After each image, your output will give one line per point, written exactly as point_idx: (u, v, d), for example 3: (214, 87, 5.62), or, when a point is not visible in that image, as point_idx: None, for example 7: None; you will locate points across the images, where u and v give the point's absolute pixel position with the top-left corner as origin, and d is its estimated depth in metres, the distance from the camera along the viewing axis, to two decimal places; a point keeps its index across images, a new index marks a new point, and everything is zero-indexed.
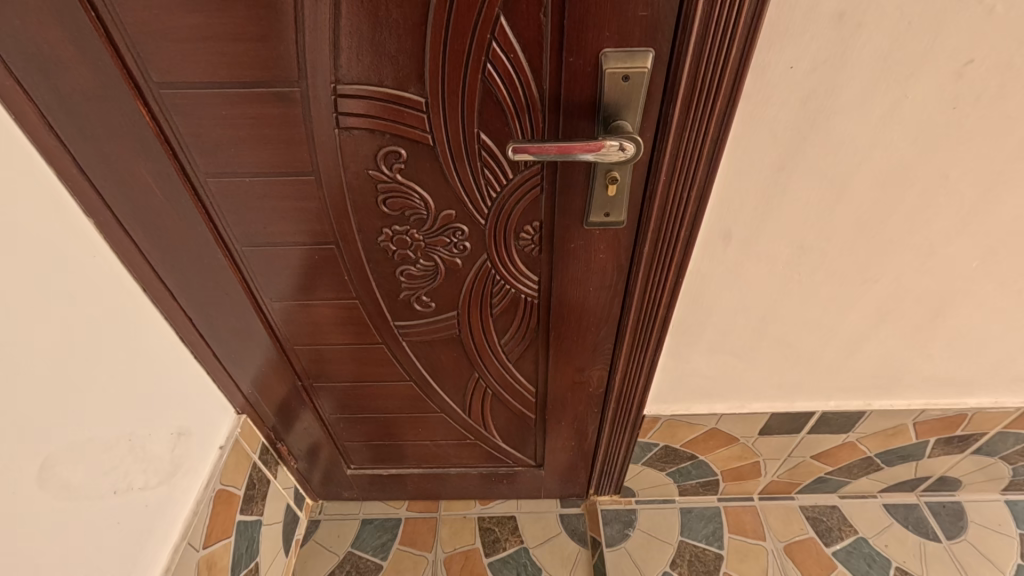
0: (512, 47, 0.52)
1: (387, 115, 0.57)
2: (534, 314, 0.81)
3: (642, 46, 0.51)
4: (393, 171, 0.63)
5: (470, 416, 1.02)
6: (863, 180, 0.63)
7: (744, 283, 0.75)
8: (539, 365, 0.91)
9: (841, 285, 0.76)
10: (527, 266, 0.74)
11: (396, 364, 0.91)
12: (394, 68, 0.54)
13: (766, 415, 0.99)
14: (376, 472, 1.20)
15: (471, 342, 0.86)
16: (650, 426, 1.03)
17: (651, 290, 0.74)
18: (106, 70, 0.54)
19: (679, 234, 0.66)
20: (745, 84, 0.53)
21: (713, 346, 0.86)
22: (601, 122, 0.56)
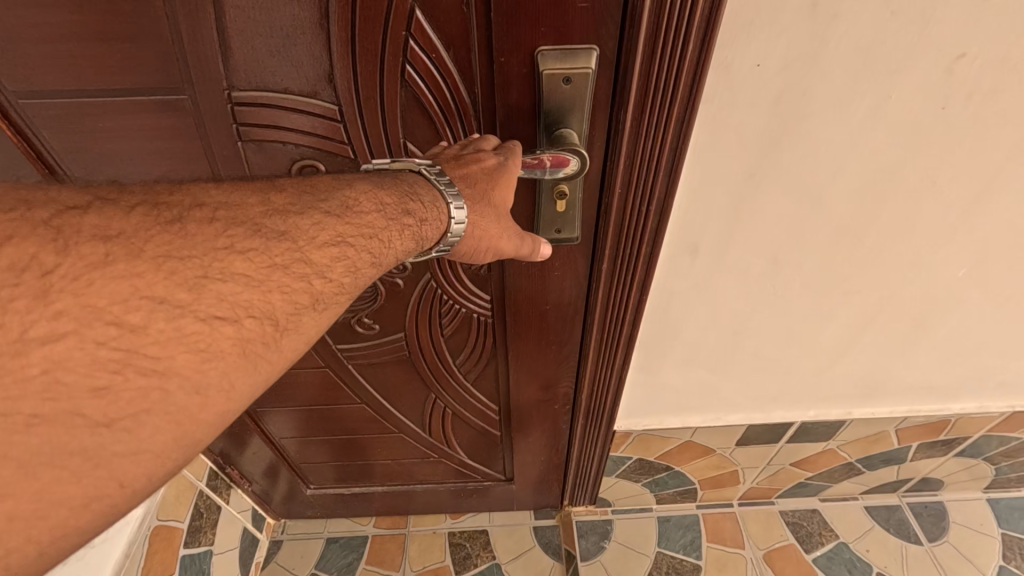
0: (434, 46, 0.45)
1: (299, 127, 0.50)
2: (488, 332, 0.75)
3: (584, 43, 0.44)
4: None
5: (431, 434, 0.97)
6: (842, 187, 0.56)
7: (714, 296, 0.69)
8: (500, 383, 0.84)
9: (819, 296, 0.70)
10: (475, 285, 0.67)
11: (347, 389, 0.86)
12: (298, 72, 0.46)
13: (742, 427, 0.94)
14: (337, 492, 1.14)
15: (424, 362, 0.80)
16: (622, 440, 0.97)
17: (613, 307, 0.68)
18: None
19: (641, 250, 0.60)
20: (705, 82, 0.46)
21: (685, 360, 0.80)
22: (543, 131, 0.49)
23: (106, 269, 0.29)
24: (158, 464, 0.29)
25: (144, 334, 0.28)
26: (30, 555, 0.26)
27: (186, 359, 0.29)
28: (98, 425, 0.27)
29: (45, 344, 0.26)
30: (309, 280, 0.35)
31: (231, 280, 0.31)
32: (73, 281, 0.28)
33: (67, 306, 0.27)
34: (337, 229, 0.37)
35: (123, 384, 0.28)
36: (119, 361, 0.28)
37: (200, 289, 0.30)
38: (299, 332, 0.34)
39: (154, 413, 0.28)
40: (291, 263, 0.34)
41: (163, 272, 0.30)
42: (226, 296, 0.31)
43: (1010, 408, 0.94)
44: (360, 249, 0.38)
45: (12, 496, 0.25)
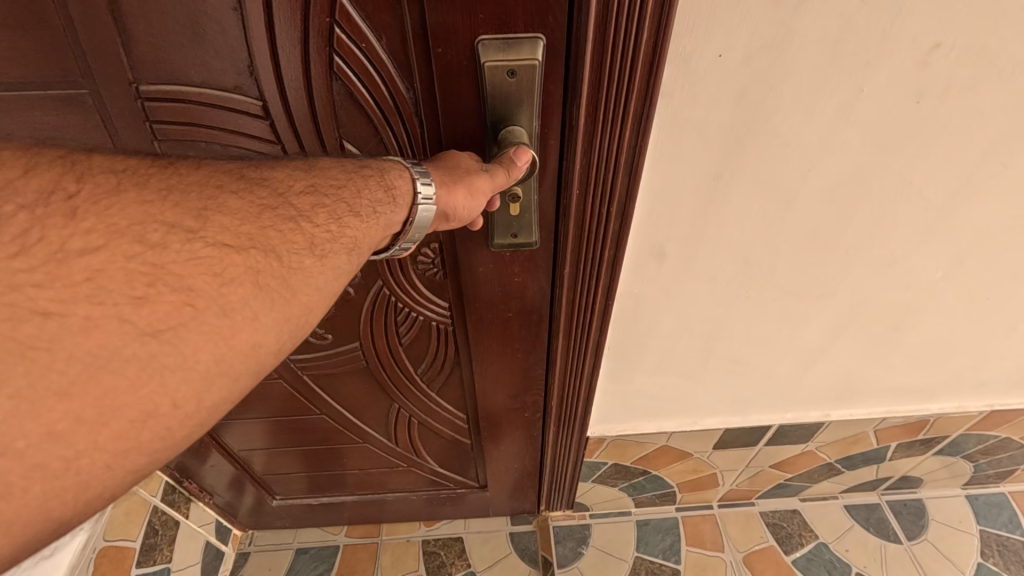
0: (364, 36, 0.42)
1: (220, 124, 0.46)
2: (449, 339, 0.71)
3: (529, 32, 0.41)
4: None
5: (398, 442, 0.94)
6: (815, 187, 0.53)
7: (685, 301, 0.66)
8: (466, 391, 0.81)
9: (793, 300, 0.67)
10: (431, 292, 0.64)
11: (305, 400, 0.82)
12: (214, 64, 0.43)
13: (719, 431, 0.91)
14: (305, 503, 1.10)
15: (384, 370, 0.76)
16: (596, 446, 0.94)
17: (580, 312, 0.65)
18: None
19: (604, 253, 0.56)
20: (662, 74, 0.42)
21: (656, 366, 0.77)
22: (490, 129, 0.46)
23: (119, 195, 0.28)
24: (207, 387, 0.28)
25: (165, 251, 0.28)
26: (93, 464, 0.25)
27: (206, 281, 0.28)
28: (144, 333, 0.26)
29: (82, 257, 0.26)
30: (298, 222, 0.33)
31: (227, 212, 0.30)
32: (95, 203, 0.27)
33: (94, 223, 0.26)
34: (312, 179, 0.36)
35: (158, 297, 0.27)
36: (150, 274, 0.27)
37: (205, 218, 0.29)
38: (303, 274, 0.32)
39: (193, 327, 0.27)
40: (279, 205, 0.33)
41: (173, 203, 0.29)
42: (231, 227, 0.30)
43: (988, 407, 0.92)
44: (340, 200, 0.36)
45: (78, 397, 0.24)
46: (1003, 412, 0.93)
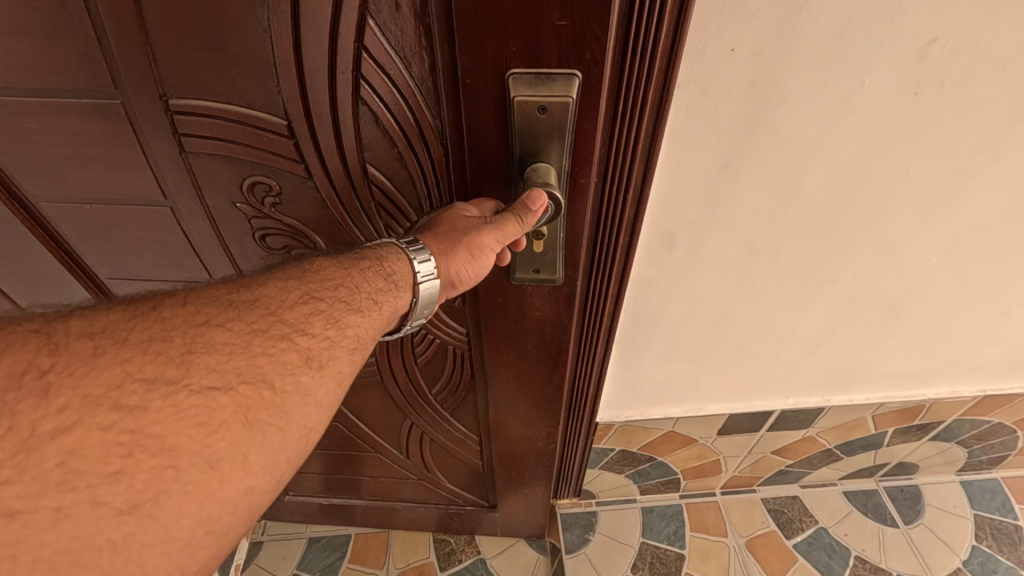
0: (392, 63, 0.45)
1: (247, 139, 0.52)
2: (465, 363, 0.75)
3: (563, 69, 0.43)
4: (264, 201, 0.59)
5: (409, 455, 0.97)
6: (817, 176, 0.56)
7: (692, 289, 0.69)
8: (479, 412, 0.84)
9: (796, 286, 0.70)
10: (450, 318, 0.68)
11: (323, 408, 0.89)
12: (242, 83, 0.48)
13: (724, 416, 0.94)
14: (318, 501, 1.12)
15: (401, 384, 0.81)
16: (604, 432, 0.97)
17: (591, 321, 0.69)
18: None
19: (618, 240, 0.58)
20: (679, 68, 0.45)
21: (665, 352, 0.80)
22: (519, 160, 0.49)
23: (98, 360, 0.32)
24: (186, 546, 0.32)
25: (146, 412, 0.31)
26: None
27: (189, 435, 0.32)
28: (120, 512, 0.29)
29: (56, 436, 0.29)
30: (292, 338, 0.39)
31: (215, 351, 0.35)
32: (68, 375, 0.31)
33: (68, 400, 0.30)
34: (305, 288, 0.42)
35: (135, 466, 0.30)
36: (125, 444, 0.30)
37: (188, 364, 0.34)
38: (299, 390, 0.38)
39: (171, 494, 0.31)
40: (269, 326, 0.38)
41: (151, 356, 0.33)
42: (215, 367, 0.35)
43: (982, 392, 0.95)
44: (332, 302, 0.42)
45: None
46: (996, 396, 0.97)
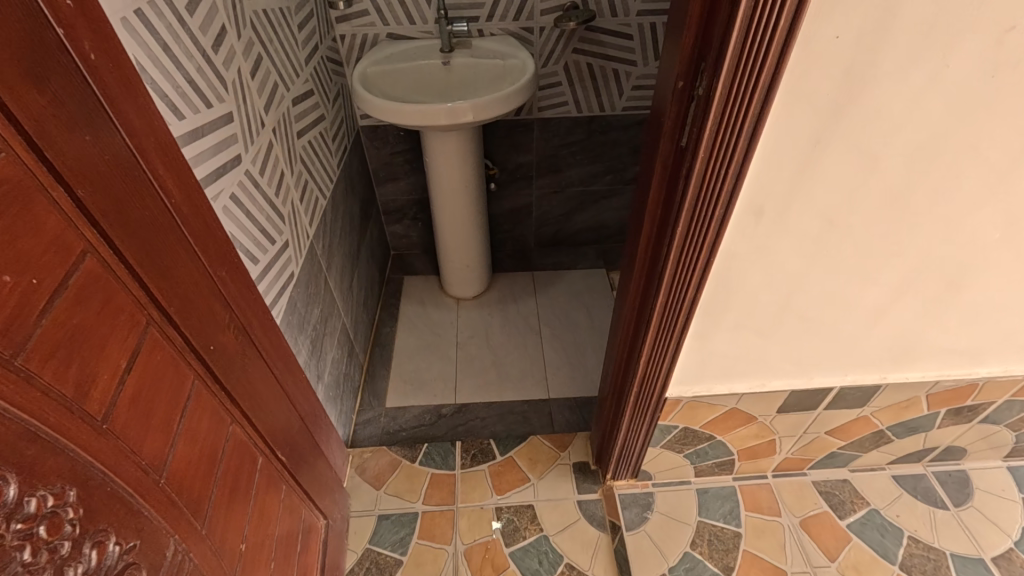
0: None
1: (128, 228, 0.55)
2: (228, 505, 0.72)
3: None
4: (171, 257, 0.62)
5: (316, 489, 1.05)
6: (896, 152, 0.63)
7: (771, 258, 0.74)
8: (266, 542, 0.84)
9: (866, 258, 0.76)
10: (177, 511, 0.60)
11: (299, 402, 1.01)
12: (103, 196, 0.53)
13: (785, 393, 1.00)
14: (388, 513, 1.27)
15: (262, 463, 0.82)
16: (671, 408, 1.02)
17: (676, 287, 0.77)
18: (105, 73, 0.55)
19: (708, 232, 0.68)
20: (792, 51, 0.51)
21: (738, 322, 0.85)
22: None
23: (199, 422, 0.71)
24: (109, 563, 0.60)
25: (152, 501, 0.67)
26: None
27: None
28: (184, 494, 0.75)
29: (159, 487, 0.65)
30: None
31: None
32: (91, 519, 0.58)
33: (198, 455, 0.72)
34: None
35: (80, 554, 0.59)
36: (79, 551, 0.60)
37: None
38: None
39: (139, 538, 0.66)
40: None
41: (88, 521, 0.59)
42: None
43: None
44: None
45: None
46: None
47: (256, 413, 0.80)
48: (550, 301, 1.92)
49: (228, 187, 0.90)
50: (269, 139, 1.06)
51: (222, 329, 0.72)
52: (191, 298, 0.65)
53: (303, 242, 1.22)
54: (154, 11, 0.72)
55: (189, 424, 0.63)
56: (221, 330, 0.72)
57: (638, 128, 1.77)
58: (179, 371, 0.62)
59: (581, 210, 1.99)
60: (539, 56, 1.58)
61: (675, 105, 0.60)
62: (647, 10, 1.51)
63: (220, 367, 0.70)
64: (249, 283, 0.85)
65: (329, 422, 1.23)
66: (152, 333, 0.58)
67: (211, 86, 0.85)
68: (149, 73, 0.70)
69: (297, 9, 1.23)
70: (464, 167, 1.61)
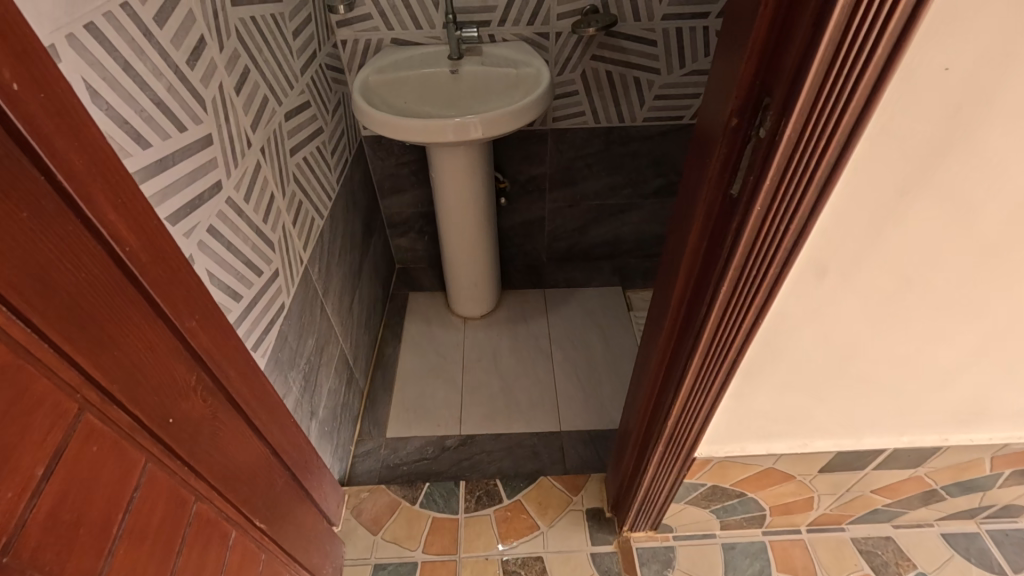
0: None
1: (51, 295, 0.46)
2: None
3: None
4: (115, 322, 0.53)
5: (301, 547, 0.96)
6: (999, 205, 0.51)
7: (830, 319, 0.63)
8: None
9: (943, 319, 0.64)
10: None
11: (285, 453, 0.92)
12: (17, 259, 0.43)
13: (830, 454, 0.88)
14: (386, 562, 1.17)
15: (236, 538, 0.72)
16: (699, 467, 0.91)
17: (715, 348, 0.66)
18: (34, 107, 0.46)
19: (758, 293, 0.57)
20: (885, 88, 0.40)
21: (784, 384, 0.74)
22: None
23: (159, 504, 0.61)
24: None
25: None
26: None
27: None
28: None
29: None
30: None
31: None
32: None
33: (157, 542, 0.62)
34: None
35: None
36: None
37: None
38: None
39: None
40: None
41: None
42: None
43: None
44: None
45: None
46: None
47: (227, 484, 0.70)
48: (563, 321, 1.81)
49: (205, 219, 0.79)
50: (256, 159, 0.96)
51: (185, 394, 0.63)
52: (142, 367, 0.55)
53: (296, 269, 1.12)
54: (113, 24, 0.62)
55: (135, 521, 0.54)
56: (184, 395, 0.62)
57: (660, 139, 1.64)
58: (125, 458, 0.53)
59: (596, 224, 1.87)
60: (554, 63, 1.47)
61: (726, 147, 0.49)
62: (673, 13, 1.39)
63: (181, 440, 0.61)
64: (227, 329, 0.76)
65: (322, 463, 1.13)
66: (86, 420, 0.49)
67: (186, 107, 0.75)
68: (105, 97, 0.60)
69: (292, 15, 1.13)
70: (473, 182, 1.50)
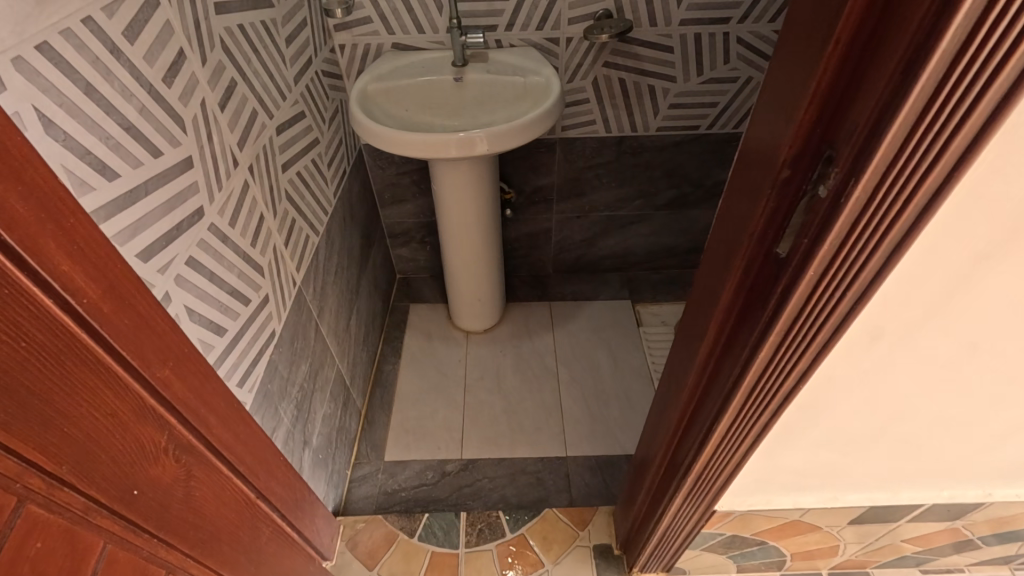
0: None
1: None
2: None
3: None
4: (67, 391, 0.47)
5: None
6: None
7: (879, 382, 0.56)
8: None
9: (1007, 383, 0.57)
10: None
11: (271, 496, 0.86)
12: None
13: (862, 507, 0.81)
14: None
15: None
16: (719, 518, 0.85)
17: (746, 411, 0.59)
18: None
19: (799, 361, 0.50)
20: (978, 153, 0.33)
21: (818, 442, 0.67)
22: None
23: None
24: None
25: None
26: None
27: None
28: None
29: None
30: None
31: None
32: None
33: None
34: None
35: None
36: None
37: None
38: None
39: None
40: None
41: None
42: None
43: None
44: None
45: None
46: None
47: (198, 547, 0.65)
48: (570, 337, 1.74)
49: (183, 250, 0.72)
50: (245, 179, 0.89)
51: (153, 459, 0.57)
52: (99, 442, 0.50)
53: (289, 293, 1.05)
54: (73, 44, 0.55)
55: None
56: (151, 461, 0.57)
57: (674, 150, 1.57)
58: (74, 542, 0.48)
59: (605, 236, 1.80)
60: (564, 70, 1.39)
61: (773, 203, 0.42)
62: (691, 19, 1.30)
63: (146, 513, 0.56)
64: (208, 374, 0.69)
65: (314, 497, 1.08)
66: (29, 510, 0.44)
67: (162, 130, 0.68)
68: (61, 126, 0.54)
69: (285, 20, 1.06)
70: (477, 196, 1.43)
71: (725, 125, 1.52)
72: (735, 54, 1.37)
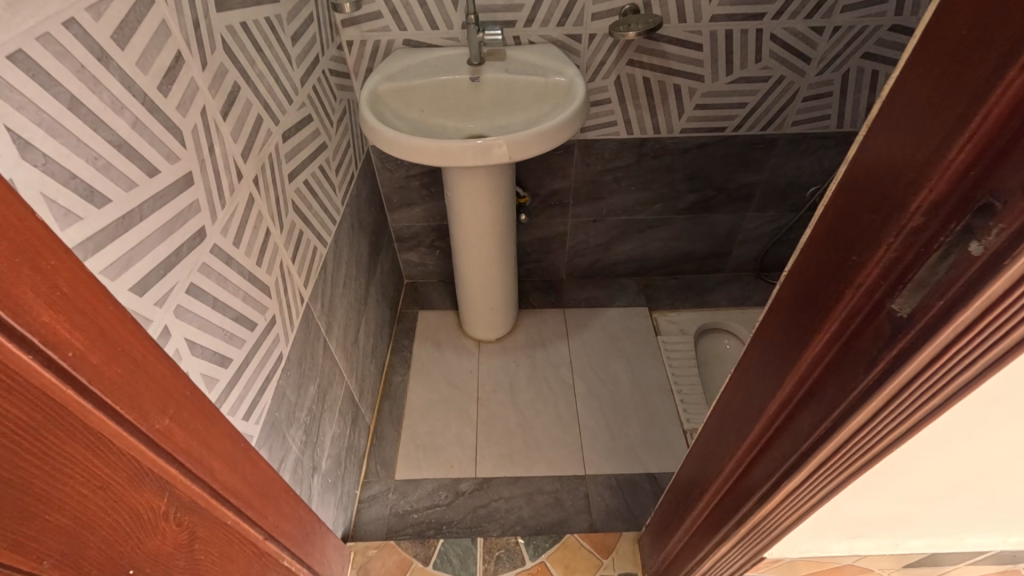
0: None
1: None
2: None
3: None
4: (48, 468, 0.40)
5: None
6: None
7: (977, 440, 0.49)
8: None
9: None
10: None
11: (279, 539, 0.79)
12: None
13: (923, 554, 0.75)
14: None
15: None
16: (765, 562, 0.78)
17: (822, 472, 0.52)
18: None
19: (897, 426, 0.43)
20: None
21: (891, 495, 0.60)
22: None
23: None
24: None
25: None
26: None
27: None
28: None
29: None
30: None
31: None
32: None
33: None
34: None
35: None
36: None
37: None
38: None
39: None
40: None
41: None
42: None
43: None
44: None
45: None
46: None
47: None
48: (586, 346, 1.67)
49: (184, 277, 0.65)
50: (249, 192, 0.81)
51: (149, 526, 0.51)
52: (83, 520, 0.43)
53: (296, 311, 0.98)
54: (53, 51, 0.48)
55: None
56: (147, 530, 0.51)
57: (698, 153, 1.49)
58: None
59: (622, 240, 1.73)
60: (586, 69, 1.31)
61: (893, 253, 0.35)
62: (723, 14, 1.22)
63: None
64: (212, 416, 0.63)
65: (324, 527, 1.01)
66: None
67: (159, 145, 0.61)
68: (40, 147, 0.46)
69: (290, 16, 0.98)
70: (494, 204, 1.34)
71: (753, 126, 1.44)
72: (767, 52, 1.29)
